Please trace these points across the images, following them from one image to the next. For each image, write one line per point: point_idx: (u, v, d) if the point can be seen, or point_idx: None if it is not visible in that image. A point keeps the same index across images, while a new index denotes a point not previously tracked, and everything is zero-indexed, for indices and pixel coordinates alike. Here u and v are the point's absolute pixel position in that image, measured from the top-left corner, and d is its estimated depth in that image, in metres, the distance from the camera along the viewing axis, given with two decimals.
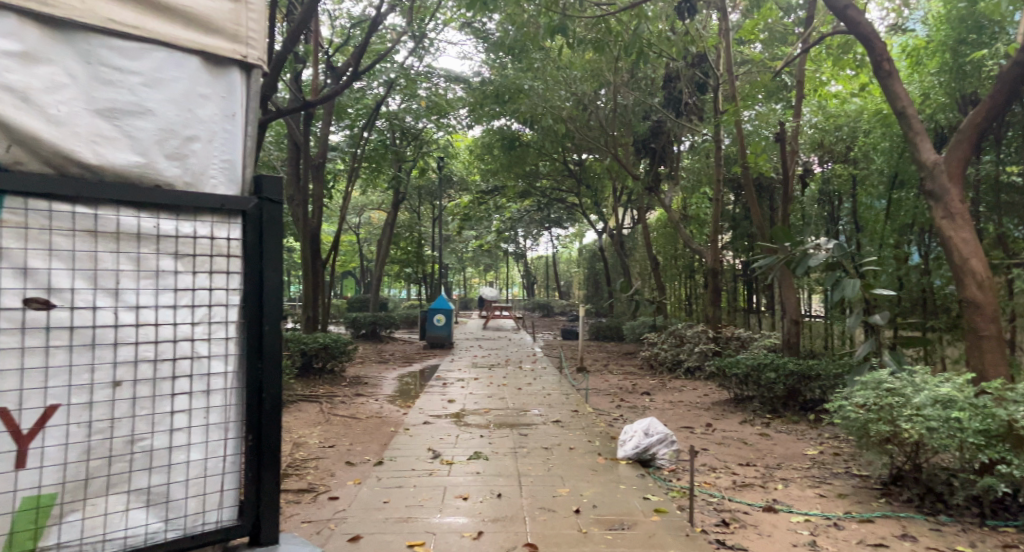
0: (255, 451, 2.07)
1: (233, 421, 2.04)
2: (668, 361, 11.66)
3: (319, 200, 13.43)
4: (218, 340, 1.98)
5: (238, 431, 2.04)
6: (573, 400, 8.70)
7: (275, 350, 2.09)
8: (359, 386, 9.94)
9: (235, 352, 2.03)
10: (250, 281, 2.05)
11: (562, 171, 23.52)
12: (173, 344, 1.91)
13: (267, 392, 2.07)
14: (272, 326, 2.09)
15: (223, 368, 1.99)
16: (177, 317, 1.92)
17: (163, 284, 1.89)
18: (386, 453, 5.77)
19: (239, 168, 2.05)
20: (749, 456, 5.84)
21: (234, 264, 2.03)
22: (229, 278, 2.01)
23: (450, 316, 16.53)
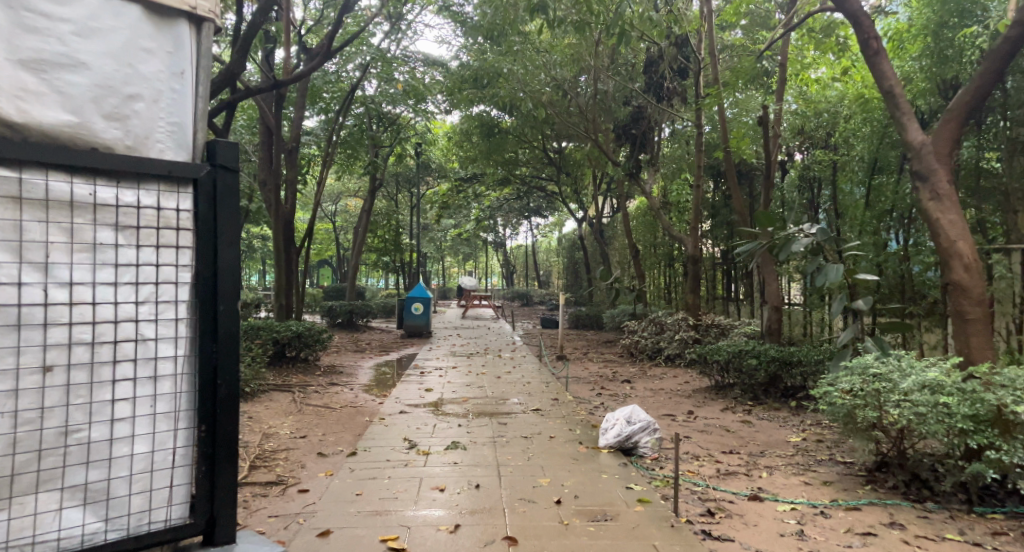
0: (199, 443, 2.14)
1: (179, 413, 2.11)
2: (648, 349, 11.58)
3: (293, 184, 13.08)
4: (160, 331, 2.05)
5: (183, 424, 2.11)
6: (553, 389, 8.55)
7: (222, 334, 2.16)
8: (334, 375, 9.70)
9: (180, 340, 2.10)
10: (196, 270, 2.12)
11: (542, 158, 23.33)
12: (110, 336, 1.96)
13: (212, 383, 2.14)
14: (220, 310, 2.16)
15: (166, 357, 2.06)
16: (115, 309, 1.97)
17: (100, 274, 1.95)
18: (360, 443, 5.57)
19: (188, 132, 2.13)
20: (732, 444, 5.75)
21: (178, 249, 2.10)
22: (173, 263, 2.08)
23: (428, 304, 16.29)
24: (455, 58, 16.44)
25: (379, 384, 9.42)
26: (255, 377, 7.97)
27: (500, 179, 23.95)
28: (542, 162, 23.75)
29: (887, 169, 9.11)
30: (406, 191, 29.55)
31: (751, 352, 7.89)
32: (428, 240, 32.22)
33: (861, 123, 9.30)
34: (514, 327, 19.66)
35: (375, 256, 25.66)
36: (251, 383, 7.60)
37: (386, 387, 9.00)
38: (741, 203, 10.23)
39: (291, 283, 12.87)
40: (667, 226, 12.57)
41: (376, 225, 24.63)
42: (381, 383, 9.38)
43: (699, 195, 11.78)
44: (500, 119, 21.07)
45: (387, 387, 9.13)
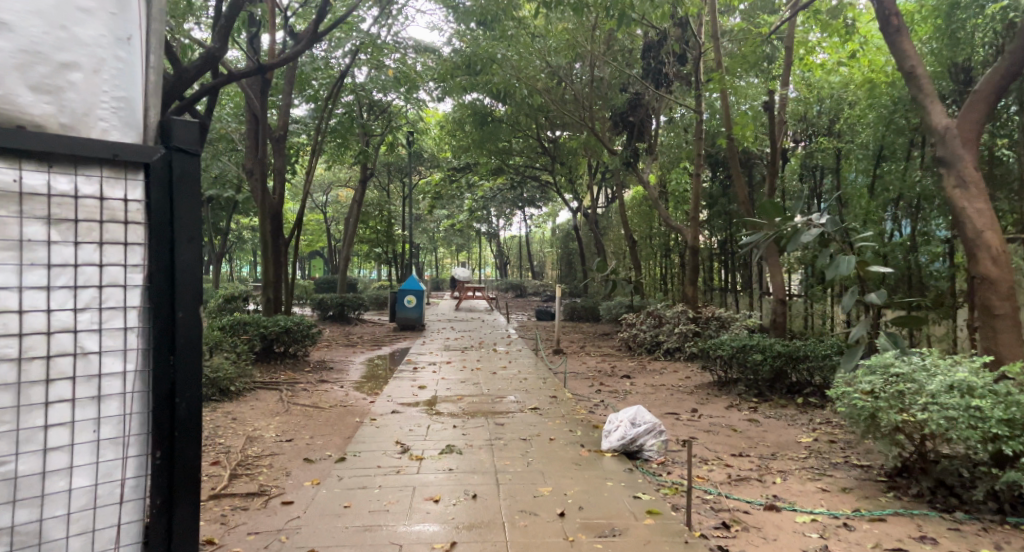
0: (161, 469, 1.71)
1: (134, 434, 1.68)
2: (647, 342, 11.31)
3: (281, 174, 12.69)
4: (112, 332, 1.63)
5: (140, 447, 1.68)
6: (550, 385, 8.27)
7: (188, 342, 1.73)
8: (324, 371, 9.37)
9: (136, 347, 1.67)
10: (155, 259, 1.70)
11: (536, 148, 22.98)
12: (47, 338, 1.53)
13: (176, 395, 1.72)
14: (185, 311, 1.73)
15: (119, 367, 1.64)
16: (53, 303, 1.54)
17: (32, 262, 1.50)
18: (349, 447, 5.25)
19: (139, 109, 1.70)
20: (740, 446, 5.48)
21: (132, 236, 1.67)
22: (126, 253, 1.65)
23: (421, 297, 15.97)
24: (447, 44, 16.04)
25: (371, 380, 9.12)
26: (241, 375, 7.63)
27: (493, 170, 23.61)
28: (536, 152, 23.40)
29: (893, 157, 8.84)
30: (398, 181, 29.12)
31: (756, 347, 7.63)
32: (421, 231, 31.86)
33: (867, 110, 9.01)
34: (509, 319, 19.37)
35: (367, 248, 25.29)
36: (236, 381, 7.26)
37: (378, 384, 8.69)
38: (744, 192, 9.93)
39: (279, 276, 12.53)
40: (666, 216, 12.27)
41: (368, 216, 24.24)
42: (373, 380, 9.06)
43: (699, 184, 11.47)
44: (494, 108, 20.70)
45: (378, 383, 8.82)
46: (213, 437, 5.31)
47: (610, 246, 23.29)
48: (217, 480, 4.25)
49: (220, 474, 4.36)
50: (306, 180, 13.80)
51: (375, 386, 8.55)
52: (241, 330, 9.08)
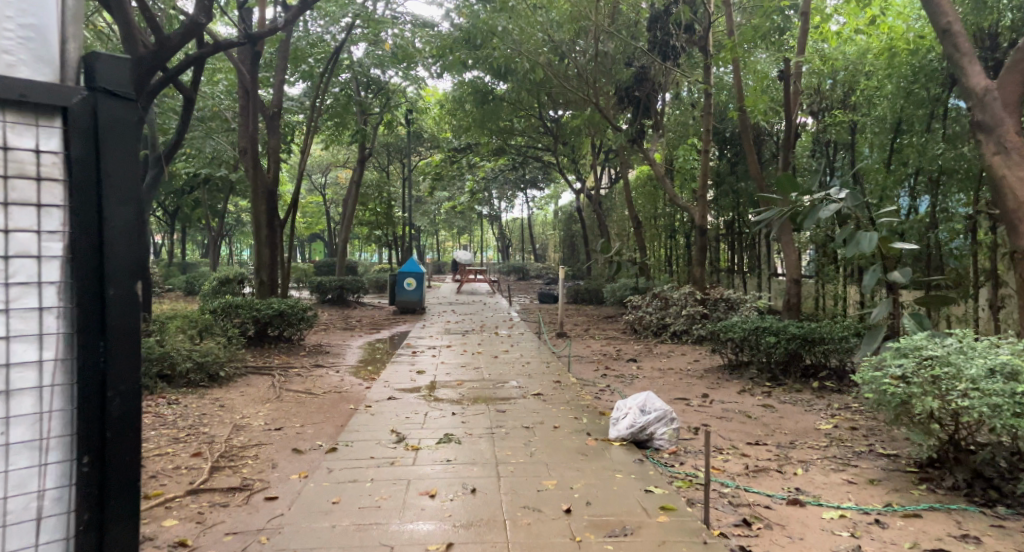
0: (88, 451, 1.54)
1: (55, 413, 1.51)
2: (653, 325, 10.99)
3: (275, 154, 12.31)
4: (25, 296, 1.47)
5: (63, 430, 1.51)
6: (554, 369, 7.96)
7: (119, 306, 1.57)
8: (319, 356, 9.07)
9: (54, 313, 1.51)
10: (78, 216, 1.53)
11: (538, 127, 22.54)
12: None
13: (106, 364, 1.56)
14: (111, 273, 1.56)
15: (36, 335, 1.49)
16: None
17: None
18: (341, 437, 4.95)
19: (54, 48, 1.53)
20: (756, 434, 5.17)
21: (50, 193, 1.51)
22: (42, 211, 1.50)
23: (421, 280, 15.66)
24: (446, 19, 15.57)
25: (368, 365, 8.82)
26: (231, 359, 7.32)
27: (494, 150, 23.19)
28: (538, 131, 22.96)
29: (912, 130, 8.44)
30: (398, 162, 28.68)
31: (769, 329, 7.30)
32: (422, 213, 31.48)
33: (885, 80, 8.59)
34: (511, 302, 19.08)
35: (367, 230, 24.95)
36: (226, 366, 6.96)
37: (375, 369, 8.39)
38: (756, 168, 9.53)
39: (274, 258, 12.23)
40: (672, 195, 11.89)
41: (367, 198, 23.86)
42: (370, 365, 8.76)
43: (707, 161, 11.07)
44: (495, 86, 20.24)
45: (376, 368, 8.52)
46: (197, 426, 5.00)
47: (614, 227, 22.92)
48: (197, 473, 3.94)
49: (201, 466, 4.05)
50: (301, 159, 13.43)
51: (372, 371, 8.25)
52: (233, 313, 8.76)
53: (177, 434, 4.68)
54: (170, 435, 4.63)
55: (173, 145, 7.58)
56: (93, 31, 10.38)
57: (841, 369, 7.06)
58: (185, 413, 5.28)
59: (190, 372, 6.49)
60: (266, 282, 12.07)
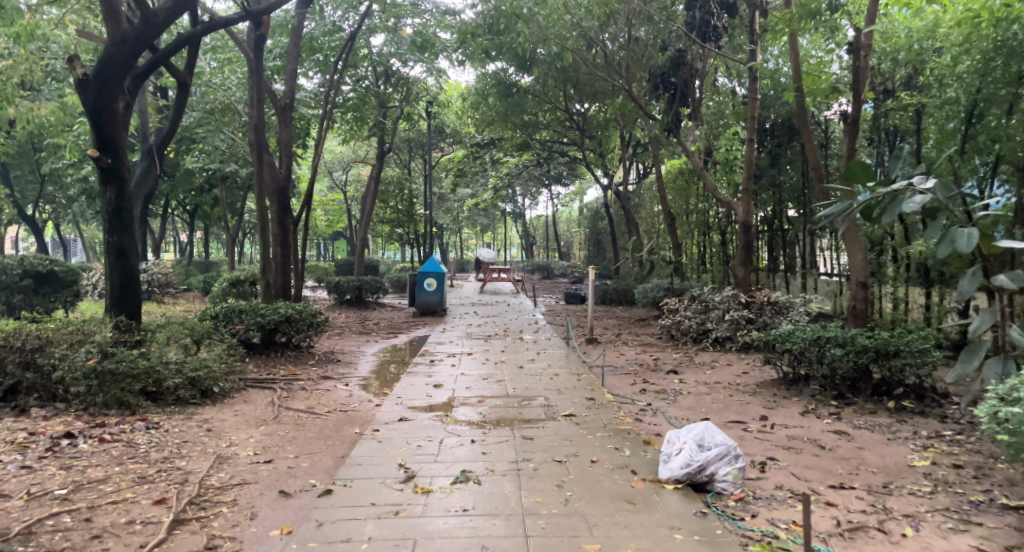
0: None
1: None
2: (692, 330, 10.05)
3: (286, 148, 11.66)
4: None
5: None
6: (586, 383, 7.11)
7: None
8: (329, 365, 8.32)
9: None
10: None
11: (564, 121, 21.70)
12: None
13: None
14: None
15: None
16: None
17: None
18: (339, 474, 4.16)
19: None
20: (837, 474, 4.27)
21: None
22: None
23: (442, 280, 14.90)
24: (468, 6, 14.81)
25: (380, 376, 8.05)
26: (228, 372, 6.59)
27: (519, 145, 22.36)
28: (564, 125, 22.13)
29: (991, 112, 7.46)
30: (420, 158, 28.00)
31: (834, 339, 6.35)
32: (444, 211, 30.80)
33: (959, 57, 7.58)
34: (535, 303, 18.24)
35: (388, 229, 24.31)
36: (221, 381, 6.22)
37: (388, 382, 7.61)
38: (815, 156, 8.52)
39: (287, 258, 11.58)
40: (713, 189, 10.92)
41: (388, 195, 23.20)
42: (383, 376, 7.99)
43: (753, 151, 10.09)
44: (517, 78, 19.50)
45: (388, 380, 7.74)
46: (172, 458, 4.23)
47: (643, 224, 22.00)
48: (155, 529, 3.17)
49: (162, 519, 3.28)
50: (315, 154, 12.76)
51: (383, 384, 7.47)
52: (235, 320, 8.05)
53: (145, 472, 3.93)
54: (136, 473, 3.88)
55: (166, 134, 6.86)
56: (94, 18, 9.77)
57: (919, 387, 6.10)
58: (162, 441, 4.53)
59: (180, 388, 5.76)
60: (278, 283, 11.45)
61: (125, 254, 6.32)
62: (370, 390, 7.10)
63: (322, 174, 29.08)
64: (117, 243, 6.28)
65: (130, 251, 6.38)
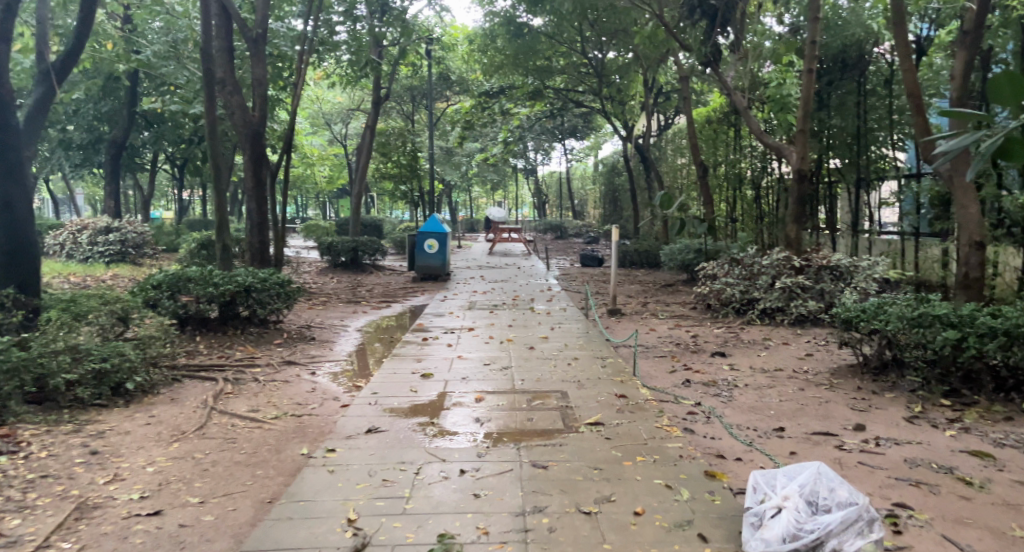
0: None
1: None
2: (734, 300, 8.52)
3: (261, 88, 10.17)
4: None
5: None
6: (613, 373, 5.62)
7: None
8: (299, 345, 6.89)
9: None
10: None
11: (582, 65, 19.93)
12: None
13: None
14: None
15: None
16: None
17: None
18: (250, 540, 2.73)
19: None
20: (1016, 541, 2.75)
21: None
22: None
23: (444, 241, 13.34)
24: None
25: (359, 359, 6.63)
26: (156, 359, 5.17)
27: (530, 94, 20.55)
28: (580, 70, 20.34)
29: None
30: (425, 108, 26.25)
31: (944, 318, 4.76)
32: (452, 166, 29.08)
33: None
34: (548, 265, 16.74)
35: (390, 185, 22.74)
36: (142, 374, 4.81)
37: (367, 369, 6.18)
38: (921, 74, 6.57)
39: (264, 219, 10.45)
40: (760, 132, 9.24)
41: (389, 148, 21.59)
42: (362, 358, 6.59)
43: (812, 85, 8.33)
44: (527, 22, 18.18)
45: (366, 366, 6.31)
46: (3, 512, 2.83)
47: (665, 179, 20.29)
48: None
49: None
50: (295, 96, 11.17)
51: (359, 372, 6.03)
52: (183, 290, 6.60)
53: None
54: None
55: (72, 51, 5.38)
56: None
57: None
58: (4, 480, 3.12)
59: (79, 386, 4.35)
60: (255, 245, 10.37)
61: (11, 207, 4.90)
62: (341, 381, 5.68)
63: (321, 127, 27.47)
64: (1, 194, 4.89)
65: (19, 203, 4.95)
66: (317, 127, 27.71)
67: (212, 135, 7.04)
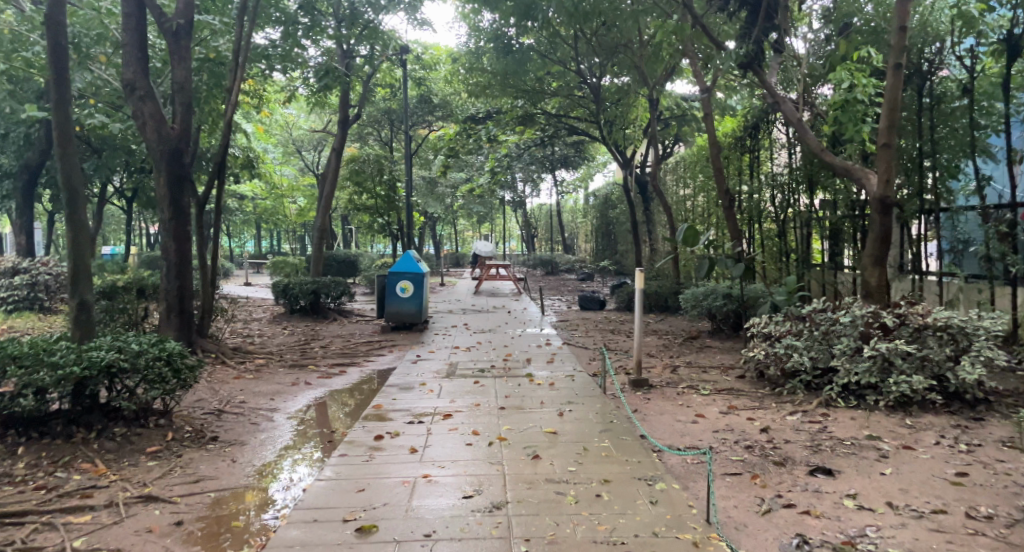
0: None
1: None
2: (802, 370, 6.40)
3: (183, 93, 8.09)
4: None
5: None
6: (678, 530, 3.39)
7: None
8: (186, 455, 4.56)
9: None
10: None
11: (576, 85, 18.13)
12: None
13: None
14: None
15: None
16: None
17: None
18: None
19: None
20: None
21: None
22: None
23: (420, 283, 11.14)
24: None
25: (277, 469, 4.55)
26: None
27: (520, 118, 18.57)
28: (575, 93, 18.36)
29: None
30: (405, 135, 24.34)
31: None
32: (434, 199, 27.14)
33: None
34: (542, 308, 14.61)
35: (366, 217, 20.66)
36: None
37: (293, 480, 4.27)
38: None
39: (186, 259, 8.24)
40: (819, 150, 7.19)
41: (363, 177, 19.53)
42: (284, 462, 4.61)
43: (900, 83, 6.24)
44: (516, 39, 16.42)
45: (292, 476, 4.41)
46: None
47: (668, 211, 18.44)
48: None
49: None
50: (230, 104, 8.98)
51: (283, 485, 4.20)
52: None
53: None
54: None
55: None
56: None
57: None
58: None
59: None
60: (173, 293, 8.14)
61: None
62: (273, 496, 4.00)
63: (293, 156, 25.44)
64: None
65: None
66: (288, 156, 25.66)
67: (63, 140, 4.78)
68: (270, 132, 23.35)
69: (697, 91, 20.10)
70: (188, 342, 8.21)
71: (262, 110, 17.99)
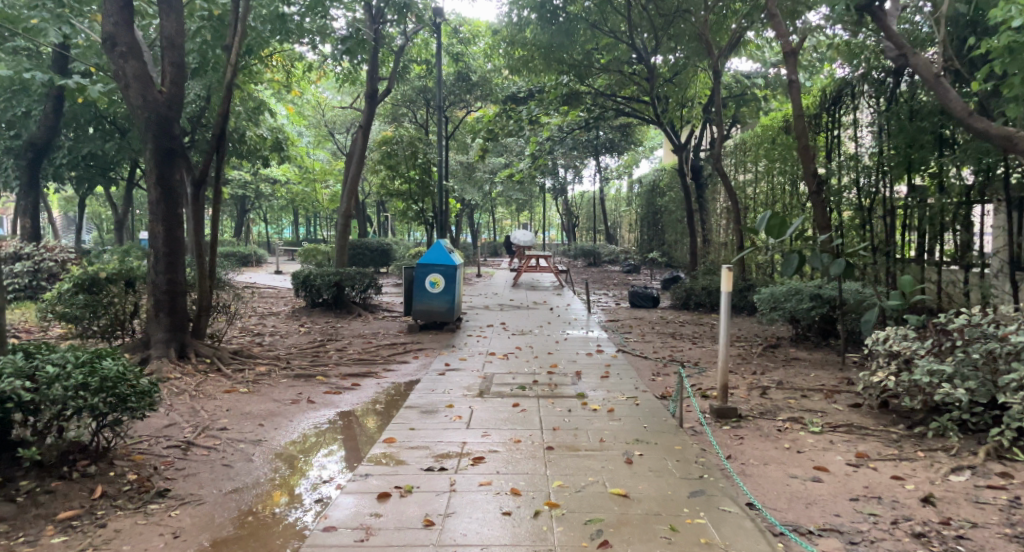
0: None
1: None
2: (953, 405, 4.76)
3: (172, 50, 6.85)
4: None
5: None
6: None
7: None
8: (112, 525, 3.25)
9: None
10: None
11: (627, 59, 16.47)
12: None
13: None
14: None
15: None
16: None
17: None
18: None
19: None
20: None
21: None
22: None
23: (452, 277, 9.74)
24: None
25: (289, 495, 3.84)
26: None
27: (565, 97, 16.83)
28: (625, 69, 16.56)
29: None
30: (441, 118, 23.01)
31: None
32: (472, 185, 25.77)
33: None
34: (588, 305, 13.12)
35: (400, 204, 19.43)
36: None
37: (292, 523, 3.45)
38: None
39: (177, 246, 7.01)
40: (965, 113, 5.51)
41: (396, 160, 18.15)
42: (314, 455, 4.46)
43: None
44: (563, 8, 14.91)
45: (321, 473, 4.22)
46: None
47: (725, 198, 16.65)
48: None
49: None
50: (231, 65, 7.69)
51: (313, 483, 4.03)
52: None
53: None
54: None
55: None
56: None
57: None
58: None
59: None
60: (161, 286, 6.93)
61: None
62: (302, 494, 3.85)
63: (326, 139, 24.40)
64: None
65: None
66: (321, 140, 24.63)
67: None
68: (303, 114, 22.36)
69: (759, 67, 18.15)
70: (180, 344, 7.01)
71: (290, 88, 16.88)
